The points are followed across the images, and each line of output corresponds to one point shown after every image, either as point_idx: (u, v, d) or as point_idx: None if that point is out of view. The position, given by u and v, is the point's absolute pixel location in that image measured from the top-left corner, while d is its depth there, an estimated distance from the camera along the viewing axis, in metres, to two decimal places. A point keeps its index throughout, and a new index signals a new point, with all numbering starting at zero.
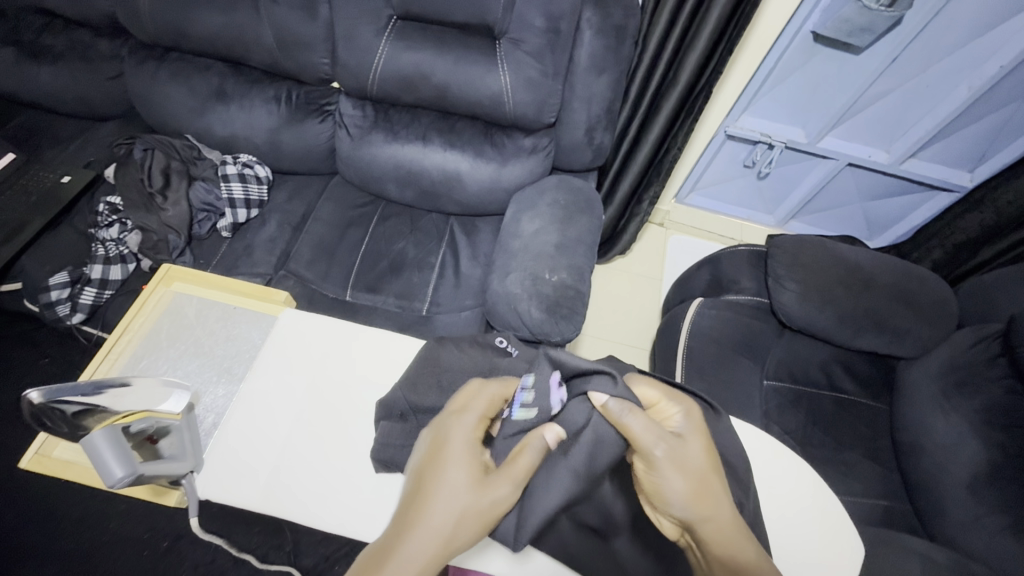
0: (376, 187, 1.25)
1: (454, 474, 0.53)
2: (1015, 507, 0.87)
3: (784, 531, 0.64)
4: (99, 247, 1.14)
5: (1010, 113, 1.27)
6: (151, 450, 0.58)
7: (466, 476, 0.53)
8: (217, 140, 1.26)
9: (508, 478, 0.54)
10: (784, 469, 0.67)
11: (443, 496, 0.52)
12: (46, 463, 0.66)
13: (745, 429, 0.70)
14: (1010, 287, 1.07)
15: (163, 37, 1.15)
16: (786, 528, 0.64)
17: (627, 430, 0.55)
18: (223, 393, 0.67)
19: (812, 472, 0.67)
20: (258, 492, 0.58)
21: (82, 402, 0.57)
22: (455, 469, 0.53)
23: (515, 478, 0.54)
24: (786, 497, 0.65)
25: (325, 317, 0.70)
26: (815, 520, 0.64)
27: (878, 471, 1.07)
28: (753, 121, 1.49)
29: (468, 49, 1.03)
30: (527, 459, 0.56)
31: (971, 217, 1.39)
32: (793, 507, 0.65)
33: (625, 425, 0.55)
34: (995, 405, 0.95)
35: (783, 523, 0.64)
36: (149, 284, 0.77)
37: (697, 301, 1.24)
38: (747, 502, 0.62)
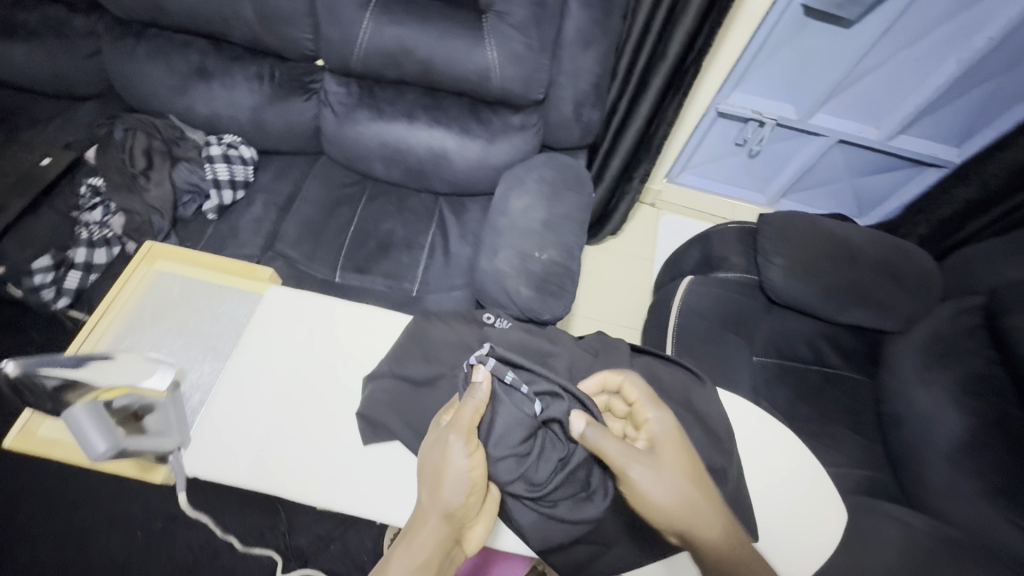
0: (363, 166, 1.23)
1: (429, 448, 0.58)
2: (991, 472, 0.88)
3: (767, 499, 0.64)
4: (83, 230, 1.12)
5: (999, 86, 1.26)
6: (137, 425, 0.59)
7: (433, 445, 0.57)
8: (200, 120, 1.24)
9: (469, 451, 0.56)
10: (771, 440, 0.68)
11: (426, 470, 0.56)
12: (31, 441, 0.65)
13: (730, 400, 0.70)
14: (992, 259, 1.07)
15: (139, 12, 1.12)
16: (769, 496, 0.64)
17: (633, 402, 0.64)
18: (209, 370, 0.66)
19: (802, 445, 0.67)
20: (246, 465, 0.58)
21: (60, 373, 0.56)
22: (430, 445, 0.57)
23: (463, 432, 0.56)
24: (768, 468, 0.65)
25: (310, 294, 0.70)
26: (794, 486, 0.64)
27: (862, 443, 1.09)
28: (744, 97, 1.48)
29: (452, 23, 1.01)
30: (469, 409, 0.57)
31: (958, 191, 1.39)
32: (773, 477, 0.65)
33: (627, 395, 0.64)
34: (973, 376, 0.96)
35: (764, 489, 0.64)
36: (133, 260, 0.76)
37: (687, 279, 1.24)
38: (730, 467, 0.62)
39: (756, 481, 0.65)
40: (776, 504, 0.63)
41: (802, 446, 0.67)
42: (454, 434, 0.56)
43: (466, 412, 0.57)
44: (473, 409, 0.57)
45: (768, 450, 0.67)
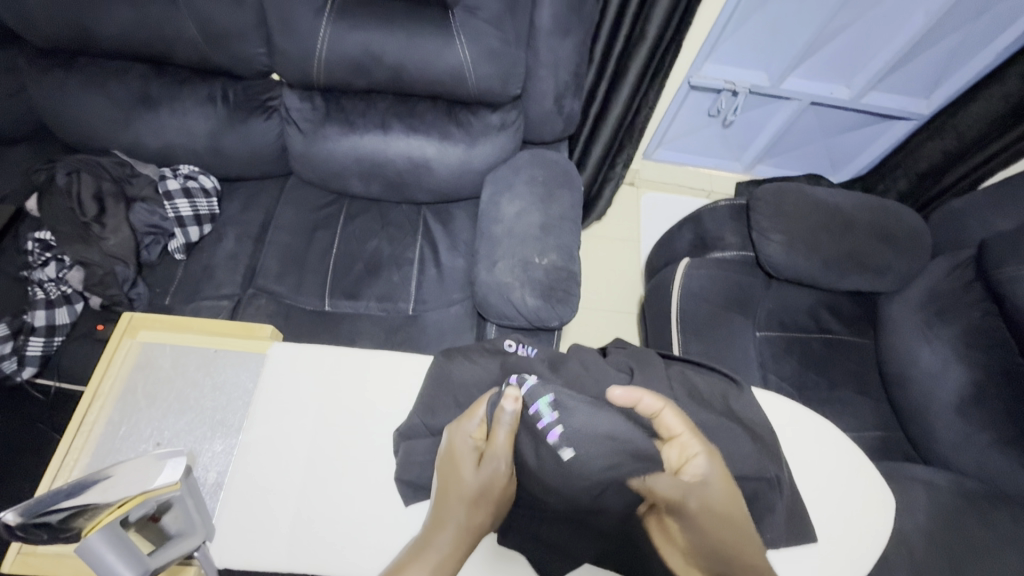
0: (338, 184, 1.16)
1: (465, 471, 0.53)
2: (1002, 421, 0.93)
3: (820, 497, 0.64)
4: (36, 290, 1.01)
5: (964, 35, 1.28)
6: (156, 530, 0.50)
7: (473, 469, 0.53)
8: (150, 153, 1.13)
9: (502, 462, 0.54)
10: (815, 435, 0.68)
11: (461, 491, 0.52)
12: (32, 561, 0.59)
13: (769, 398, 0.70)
14: (980, 213, 1.10)
15: (65, 41, 1.00)
16: (821, 489, 0.64)
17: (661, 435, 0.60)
18: (221, 449, 0.59)
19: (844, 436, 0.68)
20: (285, 550, 0.54)
21: (68, 508, 0.43)
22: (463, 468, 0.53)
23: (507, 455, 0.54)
24: (814, 465, 0.65)
25: (320, 347, 0.65)
26: (843, 478, 0.65)
27: (871, 405, 1.11)
28: (717, 68, 1.46)
29: (420, 24, 0.94)
30: (506, 431, 0.54)
31: (934, 144, 1.42)
32: (822, 472, 0.65)
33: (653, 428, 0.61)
34: (977, 328, 1.00)
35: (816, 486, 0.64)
36: (112, 336, 0.69)
37: (684, 262, 1.22)
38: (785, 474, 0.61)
39: (807, 480, 0.65)
40: (830, 499, 0.63)
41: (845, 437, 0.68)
42: (498, 459, 0.53)
43: (505, 436, 0.54)
44: (509, 433, 0.54)
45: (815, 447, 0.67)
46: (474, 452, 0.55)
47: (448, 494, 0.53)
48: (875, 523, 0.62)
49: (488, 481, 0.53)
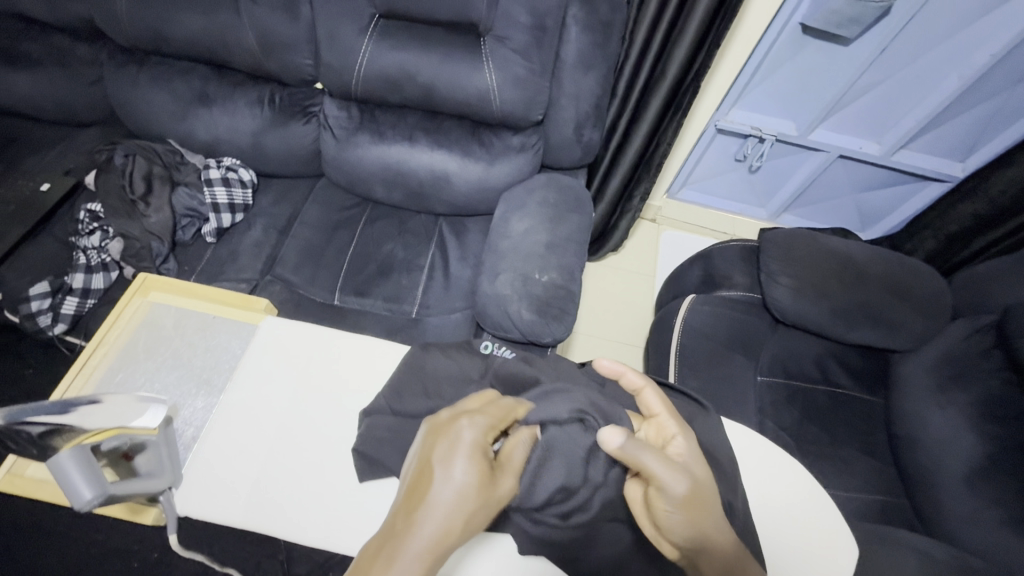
0: (363, 189, 1.23)
1: (465, 469, 0.49)
2: (1012, 499, 0.85)
3: (773, 520, 0.66)
4: (80, 256, 1.11)
5: (1001, 101, 1.26)
6: (128, 467, 0.59)
7: (480, 472, 0.49)
8: (200, 144, 1.24)
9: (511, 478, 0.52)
10: (764, 457, 0.70)
11: (456, 491, 0.47)
12: (17, 482, 0.64)
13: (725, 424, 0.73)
14: (1005, 279, 1.05)
15: (142, 40, 1.13)
16: (779, 522, 0.66)
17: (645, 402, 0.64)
18: (202, 405, 0.67)
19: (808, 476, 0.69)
20: (242, 507, 0.58)
21: (48, 422, 0.53)
22: (465, 463, 0.49)
23: (515, 474, 0.53)
24: (767, 490, 0.68)
25: (306, 326, 0.71)
26: (794, 499, 0.67)
27: (875, 467, 1.05)
28: (744, 114, 1.48)
29: (452, 47, 1.01)
30: (520, 453, 0.55)
31: (963, 208, 1.38)
32: (774, 496, 0.68)
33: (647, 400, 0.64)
34: (993, 397, 0.94)
35: (769, 510, 0.67)
36: (126, 293, 0.78)
37: (690, 298, 1.22)
38: (737, 501, 0.63)
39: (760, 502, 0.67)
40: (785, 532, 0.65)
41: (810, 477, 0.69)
42: (508, 476, 0.52)
43: (518, 456, 0.55)
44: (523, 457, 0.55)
45: (767, 469, 0.70)
46: (484, 450, 0.51)
47: (446, 485, 0.47)
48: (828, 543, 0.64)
49: (491, 493, 0.49)
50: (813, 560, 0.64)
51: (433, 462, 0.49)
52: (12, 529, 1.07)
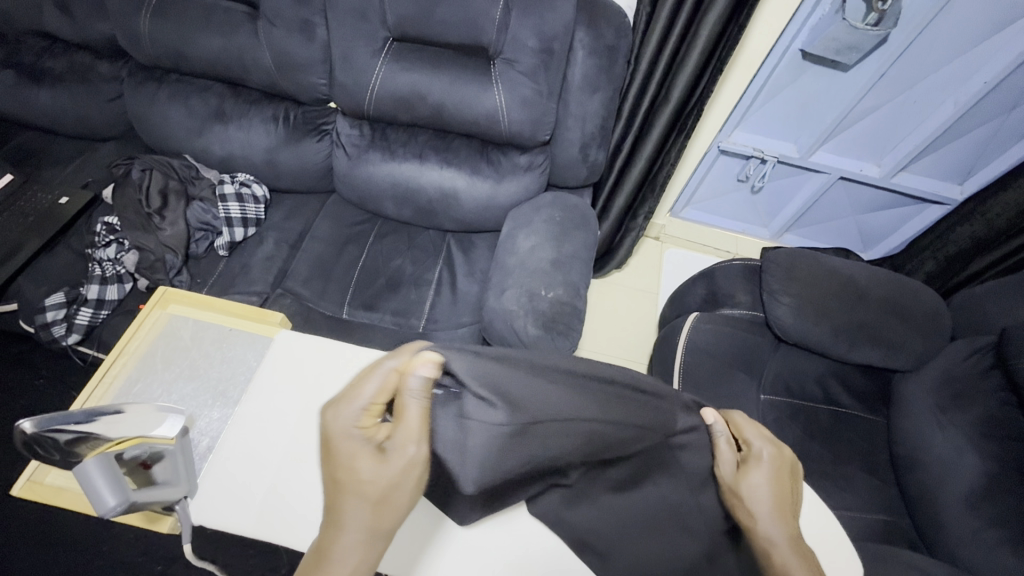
0: (373, 205, 1.26)
1: (363, 467, 0.50)
2: (1015, 521, 0.85)
3: None
4: (96, 267, 1.14)
5: (997, 126, 1.29)
6: (145, 475, 0.60)
7: (372, 463, 0.50)
8: (215, 160, 1.27)
9: (409, 447, 0.51)
10: None
11: (365, 488, 0.49)
12: (38, 489, 0.66)
13: None
14: (1004, 300, 1.07)
15: (163, 59, 1.17)
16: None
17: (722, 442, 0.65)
18: (218, 416, 0.69)
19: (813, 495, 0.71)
20: (253, 517, 0.59)
21: (75, 430, 0.56)
22: (364, 462, 0.50)
23: (417, 437, 0.52)
24: None
25: (318, 339, 0.73)
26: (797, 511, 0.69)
27: (878, 487, 1.05)
28: (746, 136, 1.51)
29: (463, 70, 1.04)
30: (415, 407, 0.52)
31: (963, 230, 1.40)
32: None
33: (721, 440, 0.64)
34: (993, 418, 0.94)
35: None
36: (146, 305, 0.80)
37: (694, 316, 1.24)
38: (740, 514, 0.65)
39: None
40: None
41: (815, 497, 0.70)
42: (406, 445, 0.51)
43: (412, 416, 0.52)
44: (420, 409, 0.52)
45: None
46: (371, 438, 0.51)
47: (352, 488, 0.50)
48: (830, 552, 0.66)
49: (394, 472, 0.50)
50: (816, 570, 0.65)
51: (334, 470, 0.51)
52: (19, 539, 1.08)
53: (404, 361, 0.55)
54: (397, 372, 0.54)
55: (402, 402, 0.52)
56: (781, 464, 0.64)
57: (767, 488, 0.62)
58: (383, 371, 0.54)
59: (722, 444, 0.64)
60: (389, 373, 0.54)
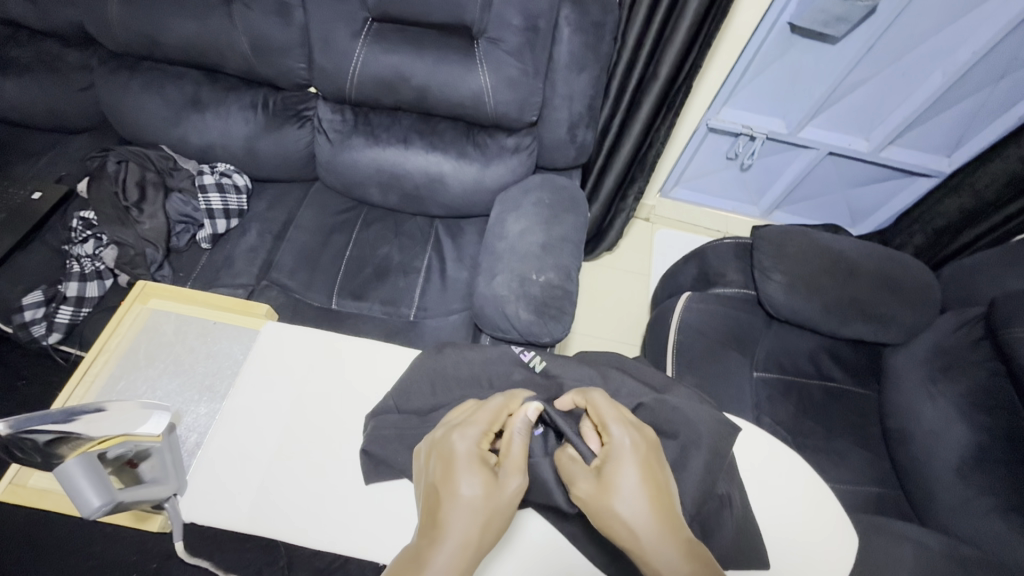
0: (359, 192, 1.23)
1: (466, 481, 0.51)
2: (1004, 488, 0.87)
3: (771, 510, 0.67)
4: (74, 264, 1.11)
5: (985, 97, 1.28)
6: (132, 474, 0.59)
7: (478, 478, 0.51)
8: (193, 150, 1.23)
9: (517, 476, 0.52)
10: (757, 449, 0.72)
11: (461, 507, 0.50)
12: (20, 492, 0.64)
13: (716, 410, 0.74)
14: (992, 271, 1.08)
15: (133, 46, 1.12)
16: (782, 516, 0.67)
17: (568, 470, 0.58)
18: (205, 411, 0.67)
19: (812, 473, 0.71)
20: (246, 511, 0.59)
21: (52, 431, 0.53)
22: (468, 476, 0.51)
23: (521, 467, 0.53)
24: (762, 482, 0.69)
25: (306, 330, 0.71)
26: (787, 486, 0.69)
27: (870, 459, 1.07)
28: (735, 113, 1.50)
29: (446, 50, 1.01)
30: (519, 445, 0.55)
31: (951, 202, 1.42)
32: (771, 487, 0.69)
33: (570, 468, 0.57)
34: (981, 388, 0.95)
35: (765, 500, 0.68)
36: (125, 300, 0.78)
37: (686, 296, 1.23)
38: (734, 491, 0.65)
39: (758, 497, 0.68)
40: (788, 528, 0.66)
41: (814, 475, 0.70)
42: (513, 472, 0.52)
43: (517, 449, 0.54)
44: (523, 444, 0.55)
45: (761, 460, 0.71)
46: (484, 459, 0.53)
47: (450, 500, 0.50)
48: (822, 526, 0.66)
49: (499, 499, 0.51)
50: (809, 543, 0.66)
51: (437, 482, 0.52)
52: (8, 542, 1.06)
53: (511, 402, 0.59)
54: (509, 413, 0.58)
55: (510, 433, 0.55)
56: (645, 448, 0.56)
57: (629, 488, 0.53)
58: (493, 405, 0.58)
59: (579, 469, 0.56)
60: (499, 408, 0.58)
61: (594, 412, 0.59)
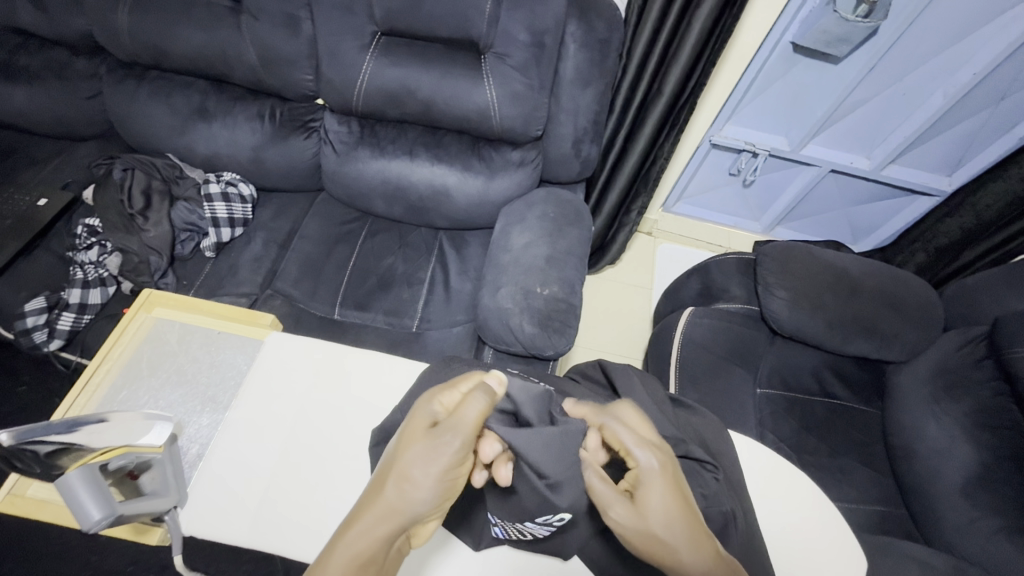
0: (363, 203, 1.24)
1: (412, 444, 0.49)
2: (1010, 508, 0.86)
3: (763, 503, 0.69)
4: (78, 271, 1.11)
5: (986, 117, 1.29)
6: (132, 486, 0.59)
7: (421, 442, 0.48)
8: (199, 159, 1.24)
9: (457, 438, 0.48)
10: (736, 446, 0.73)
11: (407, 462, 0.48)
12: (18, 503, 0.64)
13: (711, 423, 0.74)
14: (993, 290, 1.08)
15: (143, 56, 1.13)
16: (777, 525, 0.67)
17: (592, 489, 0.55)
18: (207, 423, 0.67)
19: (840, 515, 0.67)
20: (248, 527, 0.58)
21: (58, 441, 0.55)
22: (412, 441, 0.49)
23: (463, 432, 0.48)
24: (749, 474, 0.71)
25: (308, 340, 0.71)
26: (770, 473, 0.71)
27: (874, 478, 1.05)
28: (737, 129, 1.51)
29: (453, 64, 1.02)
30: (470, 409, 0.49)
31: (952, 221, 1.42)
32: (755, 478, 0.70)
33: (588, 482, 0.56)
34: (986, 408, 0.94)
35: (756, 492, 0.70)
36: (129, 309, 0.78)
37: (689, 310, 1.23)
38: (738, 509, 0.63)
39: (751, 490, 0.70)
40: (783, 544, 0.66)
41: (841, 518, 0.67)
42: (452, 433, 0.48)
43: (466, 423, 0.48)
44: (475, 408, 0.49)
45: (745, 455, 0.73)
46: (429, 424, 0.50)
47: (391, 464, 0.48)
48: (799, 501, 0.69)
49: (429, 456, 0.47)
50: (796, 523, 0.67)
51: (391, 442, 0.51)
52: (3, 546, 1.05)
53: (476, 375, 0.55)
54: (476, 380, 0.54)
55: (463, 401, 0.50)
56: (671, 467, 0.54)
57: (660, 505, 0.52)
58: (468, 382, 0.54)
59: (596, 483, 0.55)
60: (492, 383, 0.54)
61: (614, 440, 0.56)
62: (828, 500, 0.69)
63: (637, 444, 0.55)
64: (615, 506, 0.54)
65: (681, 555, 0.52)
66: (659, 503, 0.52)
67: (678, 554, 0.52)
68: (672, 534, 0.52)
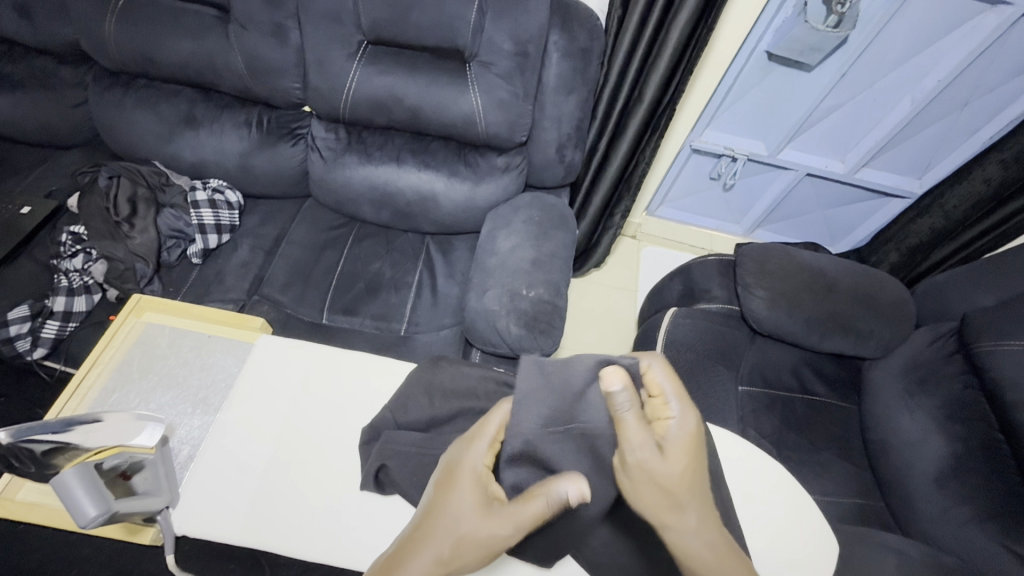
0: (351, 209, 1.25)
1: (461, 505, 0.51)
2: (979, 496, 0.89)
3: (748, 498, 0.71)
4: (62, 278, 1.10)
5: (951, 122, 1.35)
6: (125, 486, 0.58)
7: (474, 510, 0.51)
8: (185, 166, 1.24)
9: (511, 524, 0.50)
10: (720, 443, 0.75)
11: (452, 520, 0.51)
12: (9, 506, 0.65)
13: None
14: (961, 287, 1.12)
15: (129, 64, 1.14)
16: (756, 514, 0.69)
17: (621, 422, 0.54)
18: (199, 424, 0.68)
19: (817, 508, 0.71)
20: (241, 526, 0.59)
21: (52, 440, 0.56)
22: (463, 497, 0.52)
23: (519, 521, 0.50)
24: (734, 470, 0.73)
25: (299, 342, 0.72)
26: (753, 468, 0.73)
27: (851, 470, 1.09)
28: (717, 135, 1.55)
29: (439, 72, 1.04)
30: (534, 503, 0.50)
31: (923, 222, 1.47)
32: (740, 474, 0.73)
33: (619, 416, 0.54)
34: (955, 400, 0.98)
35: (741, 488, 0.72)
36: (119, 315, 0.78)
37: (672, 311, 1.26)
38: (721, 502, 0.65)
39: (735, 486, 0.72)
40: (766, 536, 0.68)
41: (817, 508, 0.71)
42: (512, 521, 0.50)
43: (533, 506, 0.50)
44: (538, 499, 0.50)
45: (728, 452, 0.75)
46: (483, 488, 0.52)
47: (445, 521, 0.51)
48: (779, 494, 0.71)
49: (486, 529, 0.50)
50: (778, 514, 0.70)
51: (436, 497, 0.53)
52: None
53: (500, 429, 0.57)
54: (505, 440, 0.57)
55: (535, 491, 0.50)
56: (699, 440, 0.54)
57: (677, 464, 0.53)
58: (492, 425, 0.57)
59: (627, 416, 0.53)
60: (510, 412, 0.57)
61: (654, 387, 0.56)
62: (806, 493, 0.72)
63: (681, 397, 0.55)
64: (646, 451, 0.53)
65: (684, 521, 0.53)
66: (677, 466, 0.53)
67: (682, 516, 0.53)
68: (677, 490, 0.53)
